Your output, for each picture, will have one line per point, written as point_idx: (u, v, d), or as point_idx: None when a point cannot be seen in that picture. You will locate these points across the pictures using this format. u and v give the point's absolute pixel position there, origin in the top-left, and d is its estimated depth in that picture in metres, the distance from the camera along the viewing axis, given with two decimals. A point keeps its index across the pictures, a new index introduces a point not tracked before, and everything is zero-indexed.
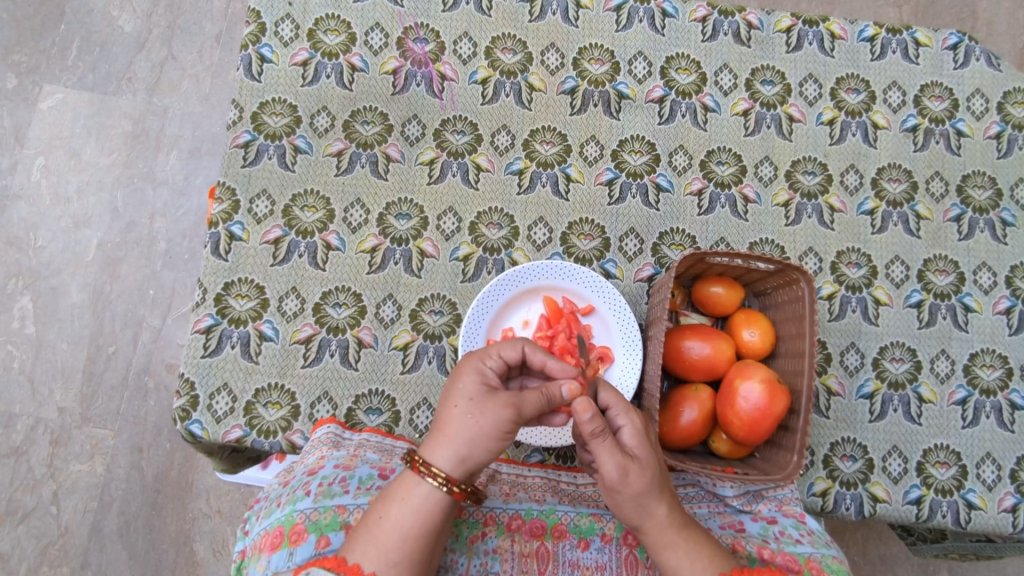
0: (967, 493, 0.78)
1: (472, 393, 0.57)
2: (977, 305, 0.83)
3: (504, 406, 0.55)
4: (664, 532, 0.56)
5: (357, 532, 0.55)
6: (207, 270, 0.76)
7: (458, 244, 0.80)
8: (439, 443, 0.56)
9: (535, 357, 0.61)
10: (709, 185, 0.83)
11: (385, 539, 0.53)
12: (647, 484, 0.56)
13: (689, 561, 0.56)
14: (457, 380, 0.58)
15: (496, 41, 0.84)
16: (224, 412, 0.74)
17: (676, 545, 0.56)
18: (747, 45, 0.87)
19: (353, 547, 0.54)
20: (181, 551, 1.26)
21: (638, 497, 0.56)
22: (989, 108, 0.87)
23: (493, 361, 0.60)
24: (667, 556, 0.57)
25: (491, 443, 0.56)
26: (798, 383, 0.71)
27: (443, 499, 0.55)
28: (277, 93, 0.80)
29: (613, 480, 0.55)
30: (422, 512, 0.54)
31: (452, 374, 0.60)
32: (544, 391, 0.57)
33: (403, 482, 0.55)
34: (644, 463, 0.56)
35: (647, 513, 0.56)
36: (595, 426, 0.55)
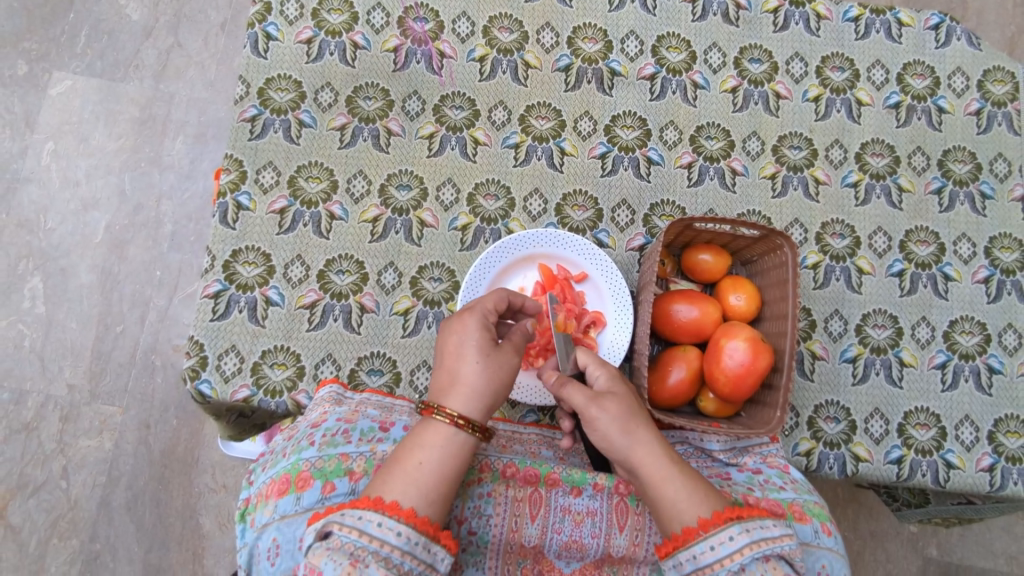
0: (946, 454, 0.81)
1: (482, 347, 0.62)
2: (957, 274, 0.86)
3: (512, 356, 0.63)
4: (656, 462, 0.59)
5: (388, 474, 0.54)
6: (215, 238, 0.80)
7: (456, 214, 0.84)
8: (458, 394, 0.59)
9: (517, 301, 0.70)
10: (698, 159, 0.86)
11: (425, 480, 0.54)
12: (622, 409, 0.62)
13: (686, 494, 0.57)
14: (467, 334, 0.63)
15: (492, 21, 0.87)
16: (232, 372, 0.77)
17: (673, 477, 0.58)
18: (735, 25, 0.90)
19: (389, 487, 0.53)
20: (188, 524, 1.29)
21: (623, 422, 0.61)
22: (969, 85, 0.90)
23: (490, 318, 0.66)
24: (664, 489, 0.58)
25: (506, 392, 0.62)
26: (781, 343, 0.74)
27: (471, 442, 0.57)
28: (282, 70, 0.84)
29: (592, 411, 0.62)
30: (451, 454, 0.56)
31: (451, 333, 0.64)
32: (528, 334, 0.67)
33: (435, 430, 0.57)
34: (619, 396, 0.63)
35: (634, 438, 0.60)
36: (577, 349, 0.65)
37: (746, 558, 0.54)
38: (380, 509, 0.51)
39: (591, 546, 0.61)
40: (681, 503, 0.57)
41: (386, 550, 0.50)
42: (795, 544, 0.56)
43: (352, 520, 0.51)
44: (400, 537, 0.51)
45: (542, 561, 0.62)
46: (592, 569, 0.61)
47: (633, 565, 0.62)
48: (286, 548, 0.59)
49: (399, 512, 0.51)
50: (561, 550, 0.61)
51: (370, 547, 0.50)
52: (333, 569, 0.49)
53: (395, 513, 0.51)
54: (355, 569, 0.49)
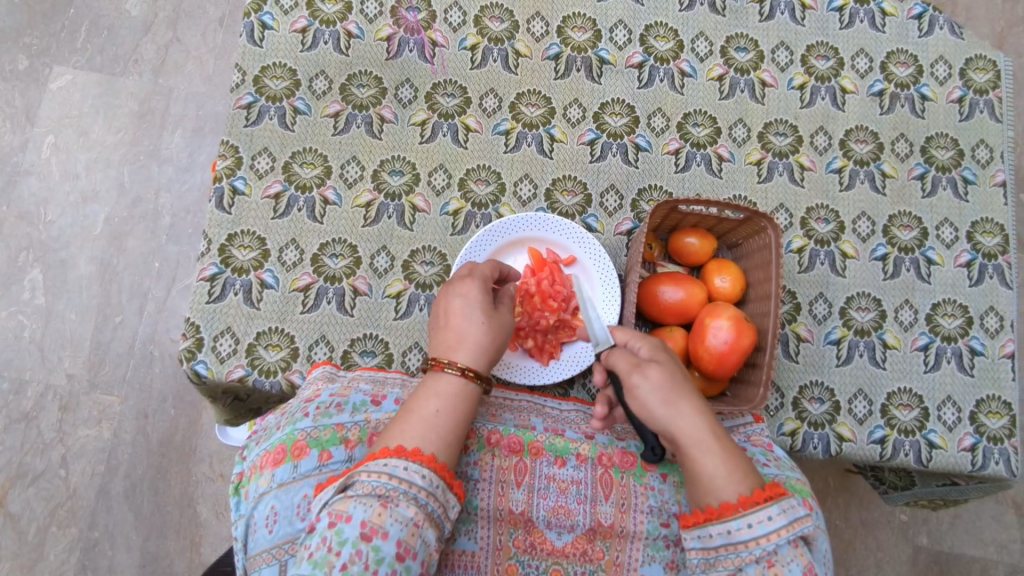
0: (928, 433, 0.82)
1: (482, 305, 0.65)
2: (939, 258, 0.88)
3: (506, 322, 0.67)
4: (699, 436, 0.58)
5: (397, 424, 0.57)
6: (211, 222, 0.81)
7: (448, 199, 0.85)
8: (459, 347, 0.63)
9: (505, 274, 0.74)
10: (685, 145, 0.88)
11: (442, 426, 0.57)
12: (665, 379, 0.62)
13: (725, 469, 0.57)
14: (461, 298, 0.66)
15: (484, 10, 0.89)
16: (228, 353, 0.78)
17: (714, 452, 0.58)
18: (721, 14, 0.92)
19: (408, 435, 0.56)
20: (185, 512, 1.30)
21: (666, 393, 0.61)
22: (952, 74, 0.92)
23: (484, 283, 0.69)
24: (705, 463, 0.57)
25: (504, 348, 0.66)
26: (765, 323, 0.76)
27: (472, 389, 0.61)
28: (277, 58, 0.85)
29: (634, 379, 0.63)
30: (459, 402, 0.60)
31: (446, 300, 0.67)
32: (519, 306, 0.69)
33: (442, 381, 0.60)
34: (664, 365, 0.63)
35: (675, 411, 0.60)
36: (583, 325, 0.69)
37: (782, 538, 0.54)
38: (403, 456, 0.54)
39: (578, 512, 0.61)
40: (721, 478, 0.57)
41: (414, 492, 0.53)
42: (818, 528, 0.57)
43: (377, 468, 0.53)
44: (424, 480, 0.54)
45: (533, 531, 0.61)
46: (583, 541, 0.61)
47: (626, 537, 0.61)
48: (284, 515, 0.60)
49: (422, 458, 0.54)
50: (549, 517, 0.61)
51: (400, 489, 0.53)
52: (365, 510, 0.51)
53: (419, 458, 0.54)
54: (386, 510, 0.52)
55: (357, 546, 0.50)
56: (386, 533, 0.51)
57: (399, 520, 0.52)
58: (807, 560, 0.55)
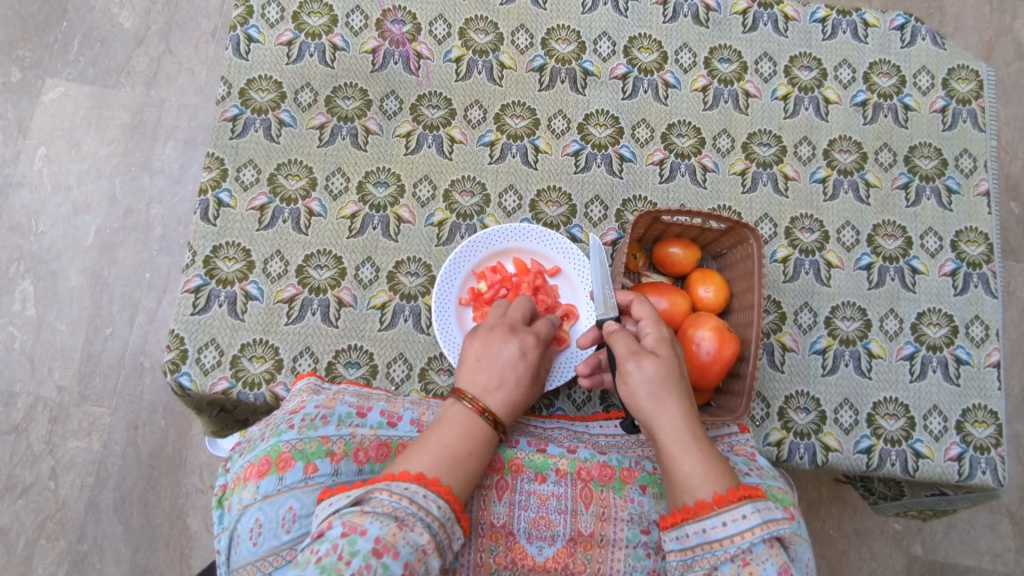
0: (914, 443, 0.82)
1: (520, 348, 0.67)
2: (924, 267, 0.88)
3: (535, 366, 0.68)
4: (677, 434, 0.59)
5: (416, 450, 0.58)
6: (196, 233, 0.81)
7: (433, 210, 0.86)
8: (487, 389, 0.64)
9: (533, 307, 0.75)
10: (670, 156, 0.89)
11: (464, 463, 0.58)
12: (659, 373, 0.61)
13: (700, 469, 0.57)
14: (501, 341, 0.67)
15: (469, 22, 0.90)
16: (212, 365, 0.78)
17: (690, 450, 0.58)
18: (705, 26, 0.92)
19: (429, 465, 0.56)
20: (175, 524, 1.30)
21: (655, 389, 0.61)
22: (934, 84, 0.92)
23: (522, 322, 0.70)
24: (679, 461, 0.58)
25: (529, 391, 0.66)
26: (748, 333, 0.76)
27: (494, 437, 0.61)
28: (263, 71, 0.86)
29: (629, 366, 0.62)
30: (482, 444, 0.60)
31: (487, 335, 0.68)
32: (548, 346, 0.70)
33: (466, 421, 0.61)
34: (661, 359, 0.62)
35: (660, 406, 0.60)
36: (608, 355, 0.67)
37: (756, 538, 0.54)
38: (424, 484, 0.54)
39: (559, 523, 0.61)
40: (695, 477, 0.57)
41: (429, 520, 0.53)
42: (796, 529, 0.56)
43: (398, 490, 0.53)
44: (440, 511, 0.54)
45: (514, 547, 0.61)
46: (564, 555, 0.61)
47: (606, 548, 0.61)
48: (268, 527, 0.60)
49: (439, 488, 0.55)
50: (530, 529, 0.61)
51: (416, 514, 0.53)
52: (381, 527, 0.51)
53: (437, 488, 0.55)
54: (401, 531, 0.51)
55: (367, 560, 0.49)
56: (397, 554, 0.50)
57: (411, 543, 0.51)
58: (783, 561, 0.54)
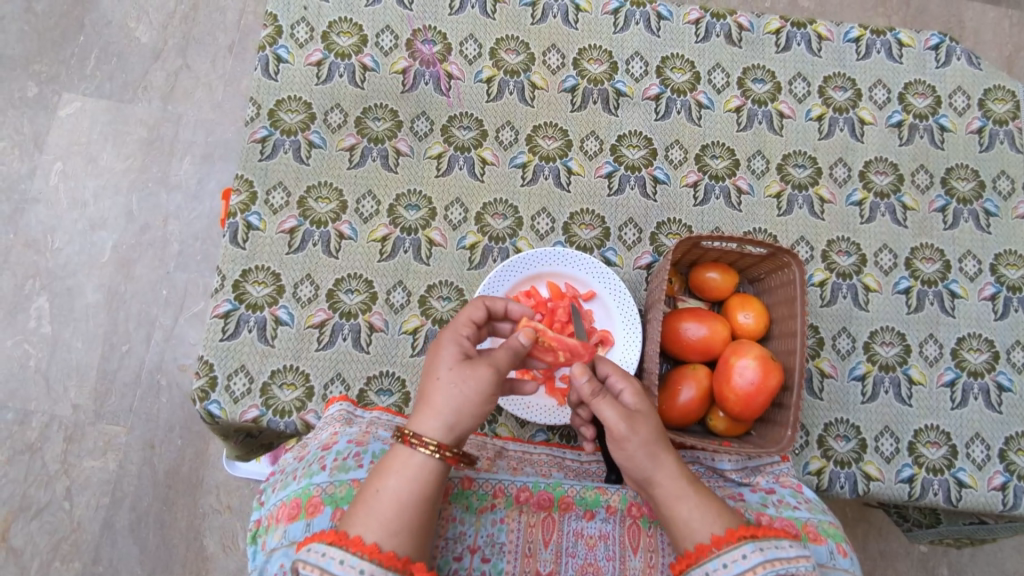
0: (957, 472, 0.81)
1: (451, 364, 0.61)
2: (963, 292, 0.86)
3: (484, 369, 0.60)
4: (674, 483, 0.57)
5: (354, 508, 0.56)
6: (225, 258, 0.80)
7: (464, 233, 0.84)
8: (426, 414, 0.60)
9: (496, 305, 0.71)
10: (704, 178, 0.87)
11: (386, 510, 0.55)
12: (651, 433, 0.58)
13: (700, 513, 0.56)
14: (441, 353, 0.63)
15: (500, 42, 0.89)
16: (242, 393, 0.77)
17: (688, 496, 0.57)
18: (738, 46, 0.91)
19: (353, 522, 0.55)
20: (192, 545, 1.28)
21: (646, 445, 0.58)
22: (970, 104, 0.91)
23: (469, 332, 0.66)
24: (678, 509, 0.57)
25: (478, 409, 0.60)
26: (791, 361, 0.74)
27: (438, 466, 0.58)
28: (292, 91, 0.85)
29: (621, 431, 0.58)
30: (420, 481, 0.57)
31: (431, 350, 0.65)
32: (510, 346, 0.64)
33: (397, 455, 0.58)
34: (649, 418, 0.60)
35: (658, 465, 0.58)
36: (591, 386, 0.60)
37: None
38: (342, 546, 0.53)
39: (607, 570, 0.62)
40: (696, 522, 0.56)
41: None
42: (811, 564, 0.55)
43: (316, 557, 0.53)
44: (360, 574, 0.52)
45: None
46: None
47: None
48: None
49: (361, 549, 0.53)
50: None
51: None
52: None
53: (358, 549, 0.53)
54: None
55: None
56: None
57: None
58: None
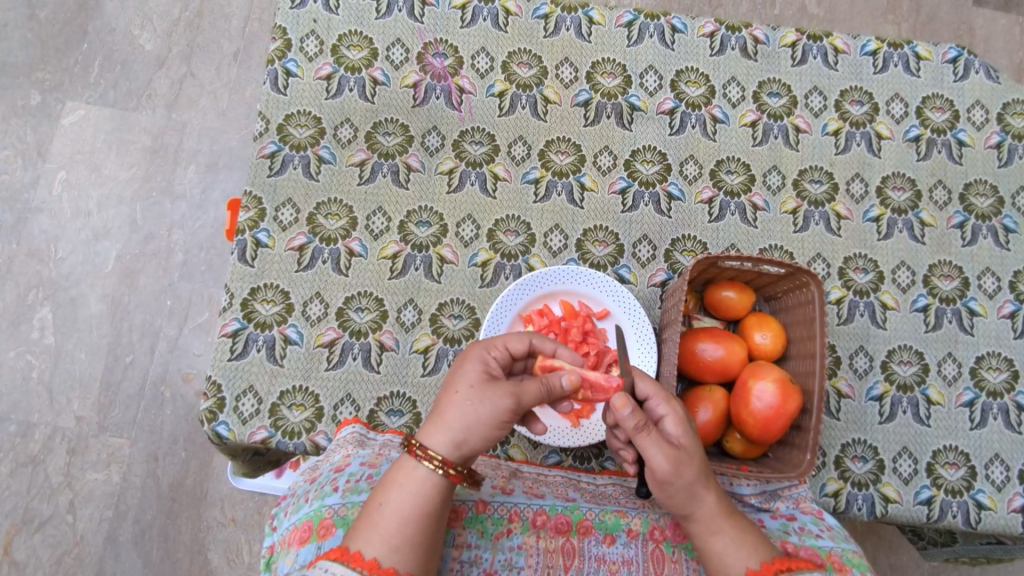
0: (977, 494, 0.79)
1: (473, 380, 0.59)
2: (982, 310, 0.85)
3: (505, 394, 0.58)
4: (710, 518, 0.57)
5: (358, 522, 0.55)
6: (234, 275, 0.79)
7: (476, 250, 0.83)
8: (435, 428, 0.57)
9: (545, 347, 0.67)
10: (719, 194, 0.86)
11: (386, 524, 0.54)
12: (693, 471, 0.57)
13: (735, 548, 0.56)
14: (465, 367, 0.61)
15: (512, 56, 0.87)
16: (250, 414, 0.76)
17: (723, 532, 0.57)
18: (753, 59, 0.90)
19: (355, 536, 0.54)
20: (196, 559, 1.26)
21: (686, 484, 0.57)
22: (989, 119, 0.90)
23: (498, 353, 0.64)
24: (712, 542, 0.57)
25: (488, 432, 0.58)
26: (810, 383, 0.73)
27: (442, 482, 0.56)
28: (302, 106, 0.83)
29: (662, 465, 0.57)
30: (423, 495, 0.55)
31: (455, 364, 0.63)
32: (542, 382, 0.61)
33: (402, 468, 0.57)
34: (690, 453, 0.58)
35: (695, 501, 0.57)
36: (637, 419, 0.58)
37: None
38: (344, 561, 0.52)
39: None
40: (730, 556, 0.56)
41: None
42: None
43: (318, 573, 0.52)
44: None
45: None
46: None
47: None
48: None
49: (362, 564, 0.52)
50: None
51: None
52: None
53: (357, 565, 0.52)
54: None
55: None
56: None
57: None
58: None
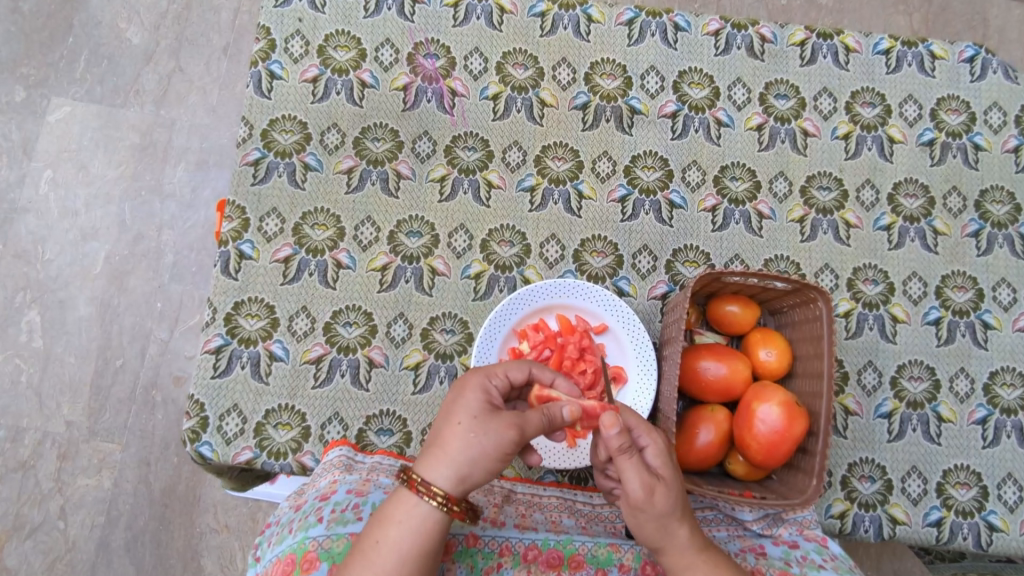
0: (988, 515, 0.76)
1: (475, 411, 0.55)
2: (996, 322, 0.81)
3: (509, 427, 0.54)
4: (685, 553, 0.56)
5: (351, 558, 0.53)
6: (217, 289, 0.76)
7: (469, 261, 0.79)
8: (437, 460, 0.54)
9: (543, 375, 0.63)
10: (723, 202, 0.82)
11: (382, 563, 0.52)
12: (668, 503, 0.55)
13: None
14: (465, 395, 0.57)
15: (507, 56, 0.83)
16: (234, 433, 0.73)
17: (695, 566, 0.55)
18: (760, 59, 0.86)
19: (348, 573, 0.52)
20: (189, 566, 1.25)
21: (662, 518, 0.55)
22: (1006, 121, 0.86)
23: (500, 379, 0.60)
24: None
25: (492, 465, 0.54)
26: (816, 405, 0.70)
27: (442, 520, 0.53)
28: (286, 110, 0.80)
29: (637, 494, 0.54)
30: (422, 533, 0.53)
31: (454, 389, 0.59)
32: (545, 412, 0.57)
33: (400, 502, 0.54)
34: (668, 484, 0.55)
35: (667, 534, 0.55)
36: (621, 441, 0.55)
37: None
38: None
39: None
40: None
41: None
42: None
43: None
44: None
45: None
46: None
47: None
48: None
49: None
50: None
51: None
52: None
53: None
54: None
55: None
56: None
57: None
58: None
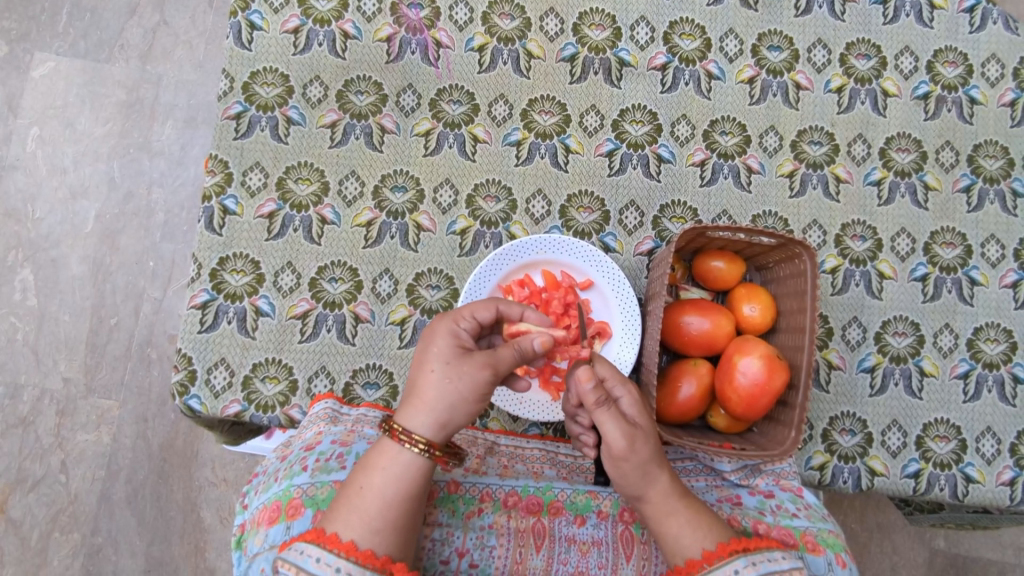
0: (965, 467, 0.77)
1: (446, 356, 0.56)
2: (983, 279, 0.81)
3: (481, 366, 0.55)
4: (666, 500, 0.57)
5: (337, 503, 0.54)
6: (201, 244, 0.75)
7: (455, 217, 0.79)
8: (415, 407, 0.55)
9: (510, 313, 0.63)
10: (712, 156, 0.81)
11: (367, 508, 0.53)
12: (650, 450, 0.56)
13: (690, 531, 0.56)
14: (434, 342, 0.57)
15: (493, 6, 0.81)
16: (222, 386, 0.74)
17: (677, 513, 0.56)
18: (754, 9, 0.83)
19: (333, 518, 0.53)
20: (189, 517, 1.28)
21: (645, 465, 0.56)
22: (1004, 74, 0.84)
23: (467, 323, 0.60)
24: (668, 525, 0.56)
25: (471, 406, 0.55)
26: (798, 358, 0.70)
27: (425, 463, 0.54)
28: (267, 62, 0.78)
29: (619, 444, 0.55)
30: (405, 479, 0.54)
31: (424, 338, 0.59)
32: (515, 346, 0.58)
33: (382, 450, 0.55)
34: (647, 432, 0.57)
35: (650, 482, 0.56)
36: (597, 395, 0.55)
37: None
38: (320, 543, 0.52)
39: None
40: (685, 538, 0.56)
41: None
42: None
43: (295, 555, 0.51)
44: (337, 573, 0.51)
45: None
46: None
47: None
48: None
49: (339, 546, 0.51)
50: None
51: None
52: None
53: (333, 547, 0.51)
54: None
55: None
56: None
57: None
58: None
